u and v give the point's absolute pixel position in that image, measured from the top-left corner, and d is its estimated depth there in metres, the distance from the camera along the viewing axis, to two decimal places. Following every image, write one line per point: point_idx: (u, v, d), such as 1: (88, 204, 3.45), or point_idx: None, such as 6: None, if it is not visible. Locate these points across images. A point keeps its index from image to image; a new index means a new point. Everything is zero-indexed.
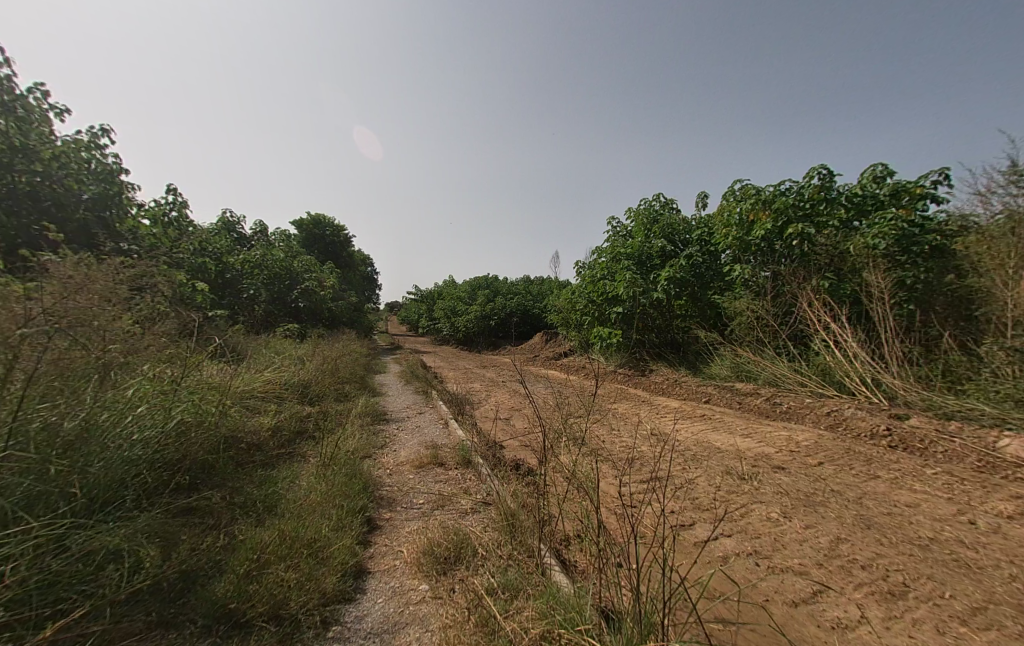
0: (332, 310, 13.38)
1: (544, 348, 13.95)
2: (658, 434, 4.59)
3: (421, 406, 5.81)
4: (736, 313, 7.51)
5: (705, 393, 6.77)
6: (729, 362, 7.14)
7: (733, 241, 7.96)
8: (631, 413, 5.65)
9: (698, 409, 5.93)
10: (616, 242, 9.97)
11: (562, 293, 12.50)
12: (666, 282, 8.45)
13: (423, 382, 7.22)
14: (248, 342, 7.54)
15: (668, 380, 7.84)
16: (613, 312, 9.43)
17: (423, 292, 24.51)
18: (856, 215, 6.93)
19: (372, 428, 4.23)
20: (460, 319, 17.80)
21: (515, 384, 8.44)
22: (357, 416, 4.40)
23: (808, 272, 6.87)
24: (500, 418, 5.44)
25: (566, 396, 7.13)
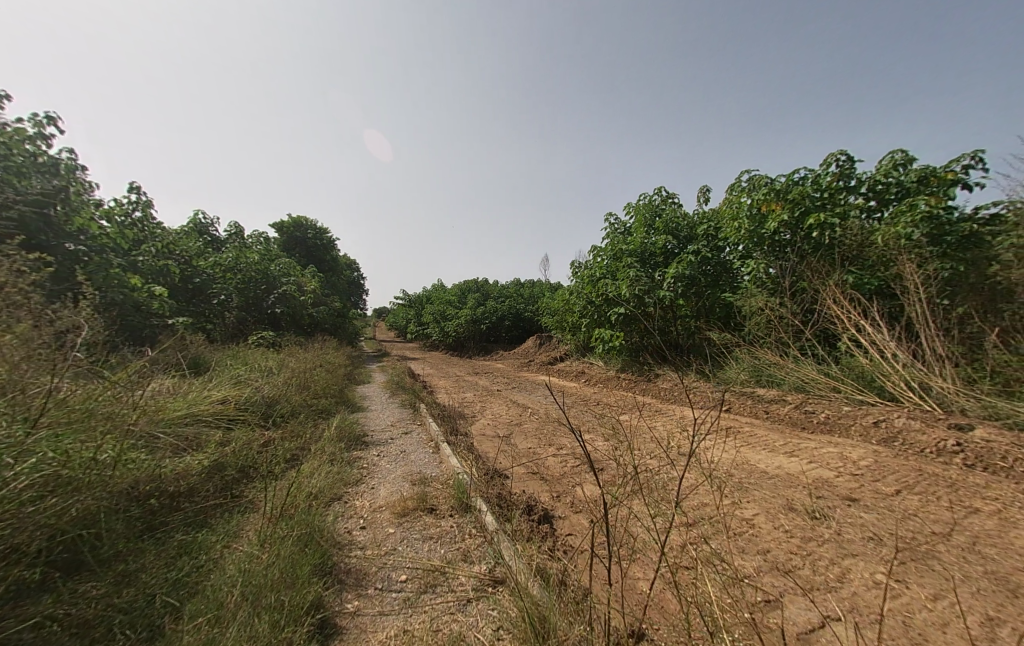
0: (313, 316, 12.52)
1: (539, 352, 13.23)
2: (688, 453, 3.92)
3: (407, 423, 5.03)
4: (752, 312, 6.90)
5: (722, 400, 6.15)
6: (748, 366, 6.52)
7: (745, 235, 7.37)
8: (647, 427, 4.99)
9: (721, 419, 5.29)
10: (616, 239, 9.32)
11: (558, 294, 11.82)
12: (673, 281, 7.83)
13: (410, 393, 6.43)
14: (212, 352, 6.72)
15: (678, 387, 7.20)
16: (615, 313, 8.77)
17: (411, 296, 23.65)
18: (878, 204, 6.41)
19: (345, 457, 3.46)
20: (450, 324, 17.04)
21: (511, 393, 7.74)
22: (328, 442, 3.64)
23: (830, 267, 6.31)
24: (499, 436, 4.72)
25: (569, 406, 6.45)
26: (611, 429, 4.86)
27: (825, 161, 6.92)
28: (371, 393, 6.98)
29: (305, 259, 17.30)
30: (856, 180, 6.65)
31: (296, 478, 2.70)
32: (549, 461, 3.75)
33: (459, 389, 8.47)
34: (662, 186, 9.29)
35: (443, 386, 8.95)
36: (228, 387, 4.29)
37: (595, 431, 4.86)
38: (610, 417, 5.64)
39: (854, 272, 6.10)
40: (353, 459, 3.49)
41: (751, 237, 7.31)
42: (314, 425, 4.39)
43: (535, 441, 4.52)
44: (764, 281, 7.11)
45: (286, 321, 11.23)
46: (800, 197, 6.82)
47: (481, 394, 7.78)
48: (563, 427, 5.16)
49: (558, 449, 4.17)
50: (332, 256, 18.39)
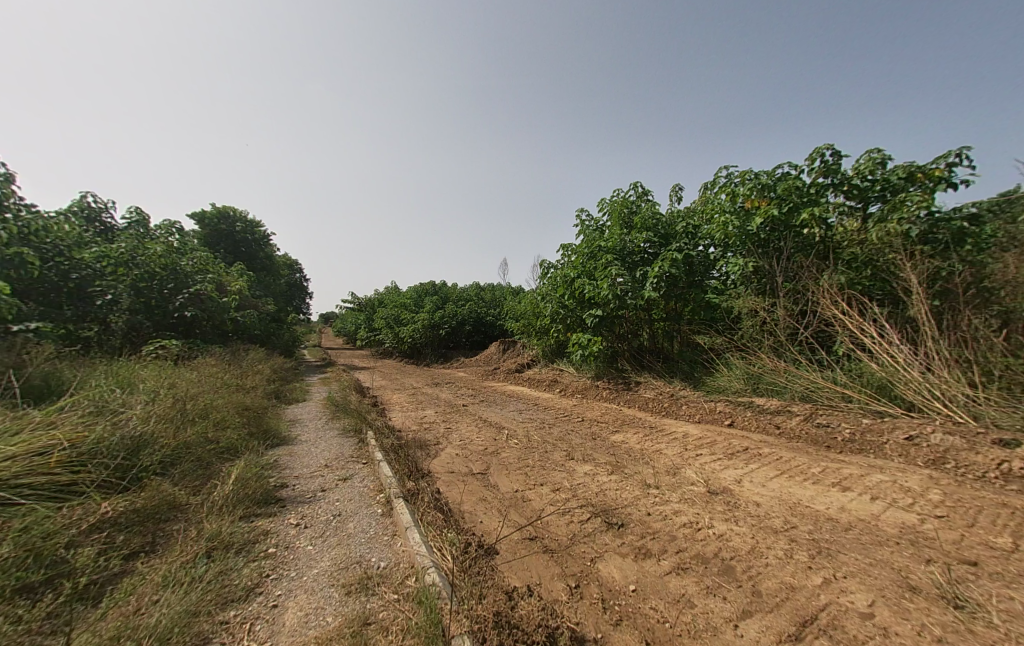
0: (238, 320, 10.64)
1: (503, 359, 12.19)
2: (720, 491, 3.09)
3: (348, 460, 3.73)
4: (741, 314, 6.34)
5: (719, 411, 5.49)
6: (741, 373, 5.90)
7: (730, 232, 6.81)
8: (652, 451, 4.13)
9: (728, 436, 4.55)
10: (590, 236, 8.55)
11: (525, 295, 10.87)
12: (655, 280, 7.15)
13: (355, 414, 5.11)
14: (78, 369, 5.03)
15: (665, 396, 6.50)
16: (590, 316, 7.97)
17: (360, 299, 21.66)
18: (867, 200, 6.09)
19: (236, 541, 2.20)
20: (405, 329, 15.56)
21: (479, 409, 6.66)
22: (212, 515, 2.37)
23: (823, 266, 5.86)
24: (474, 474, 3.62)
25: (550, 424, 5.48)
26: (611, 458, 3.95)
27: (812, 154, 6.51)
28: (304, 416, 5.55)
29: (233, 256, 15.06)
30: (844, 175, 6.27)
31: (112, 629, 1.46)
32: (548, 517, 2.73)
33: (416, 405, 7.20)
34: (637, 181, 8.65)
35: (397, 402, 7.62)
36: (68, 422, 2.86)
37: (592, 461, 3.90)
38: (603, 438, 4.72)
39: (847, 270, 5.67)
40: (250, 543, 2.22)
41: (736, 234, 6.77)
42: (202, 479, 3.02)
43: (520, 479, 3.47)
44: (751, 281, 6.61)
45: (202, 327, 9.35)
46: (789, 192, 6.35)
47: (444, 411, 6.60)
48: (550, 455, 4.17)
49: (555, 493, 3.15)
50: (267, 254, 16.21)
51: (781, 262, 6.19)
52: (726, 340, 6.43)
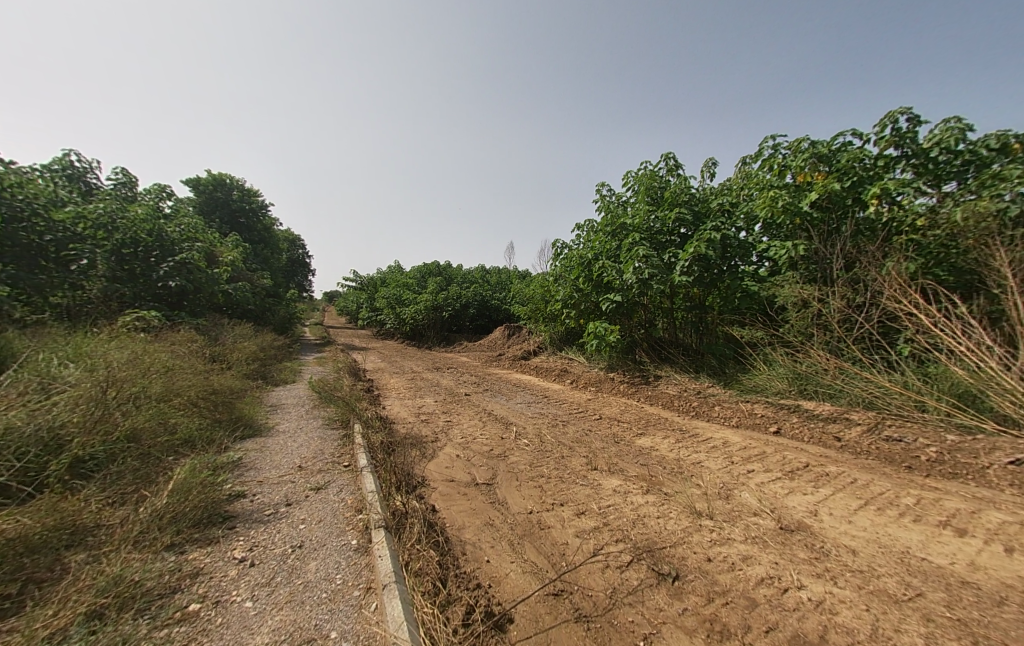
0: (230, 294, 10.03)
1: (508, 345, 11.52)
2: (795, 527, 2.40)
3: (327, 462, 3.08)
4: (787, 305, 5.58)
5: (758, 414, 4.79)
6: (785, 372, 5.17)
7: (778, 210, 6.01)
8: (692, 463, 3.44)
9: (778, 446, 3.86)
10: (613, 213, 7.74)
11: (536, 277, 10.10)
12: (686, 263, 6.36)
13: (344, 402, 4.46)
14: (31, 340, 4.42)
15: (693, 393, 5.79)
16: (607, 301, 7.23)
17: (362, 278, 20.97)
18: (946, 178, 5.26)
19: (140, 599, 1.56)
20: (407, 310, 14.90)
21: (482, 399, 6.01)
22: (120, 558, 1.73)
23: (889, 251, 5.09)
24: (478, 486, 2.95)
25: (564, 421, 4.81)
26: (644, 471, 3.27)
27: (883, 120, 5.61)
28: (287, 401, 4.91)
29: (229, 226, 14.37)
30: (920, 144, 5.39)
31: None
32: (577, 558, 2.07)
33: (413, 392, 6.56)
34: (668, 154, 7.77)
35: (392, 387, 6.99)
36: None
37: (620, 474, 3.22)
38: (628, 442, 4.04)
39: (918, 257, 4.91)
40: (161, 600, 1.59)
41: (785, 211, 5.97)
42: (131, 493, 2.38)
43: (536, 497, 2.80)
44: (798, 266, 5.87)
45: (190, 299, 8.76)
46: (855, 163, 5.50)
47: (445, 400, 5.94)
48: (568, 462, 3.49)
49: (581, 519, 2.48)
50: (265, 226, 15.51)
51: (838, 246, 5.44)
52: (766, 334, 5.69)
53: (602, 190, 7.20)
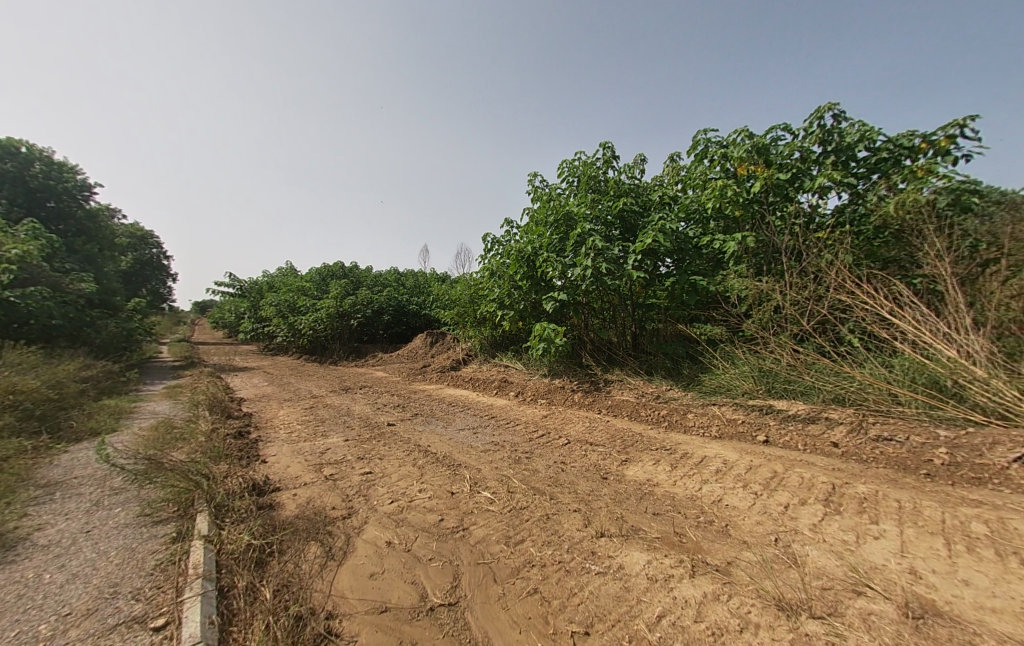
0: (15, 304, 6.92)
1: (431, 354, 10.09)
2: (923, 611, 1.65)
3: (116, 625, 1.53)
4: (741, 299, 5.28)
5: (734, 420, 4.27)
6: (749, 369, 4.80)
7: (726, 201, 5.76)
8: (715, 503, 2.61)
9: (784, 461, 3.26)
10: (550, 203, 6.94)
11: (462, 277, 8.87)
12: (638, 256, 5.79)
13: (187, 466, 2.79)
14: None
15: (656, 399, 5.16)
16: (550, 300, 6.39)
17: (242, 283, 17.30)
18: (869, 175, 5.47)
19: None
20: (304, 319, 12.39)
21: (410, 429, 4.62)
22: None
23: (832, 242, 5.10)
24: (436, 615, 1.69)
25: (527, 453, 3.70)
26: (666, 528, 2.34)
27: (812, 114, 5.63)
28: (83, 474, 2.99)
29: (26, 211, 10.42)
30: (846, 139, 5.49)
31: None
32: None
33: (312, 428, 4.83)
34: (604, 143, 7.28)
35: (281, 423, 5.14)
36: None
37: (639, 540, 2.23)
38: (618, 477, 3.10)
39: (858, 248, 4.95)
40: None
41: (733, 203, 5.74)
42: None
43: (540, 624, 1.64)
44: (744, 259, 5.69)
45: None
46: (799, 153, 5.37)
47: (361, 436, 4.42)
48: (559, 526, 2.40)
49: None
50: (88, 214, 11.68)
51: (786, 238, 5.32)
52: (724, 329, 5.33)
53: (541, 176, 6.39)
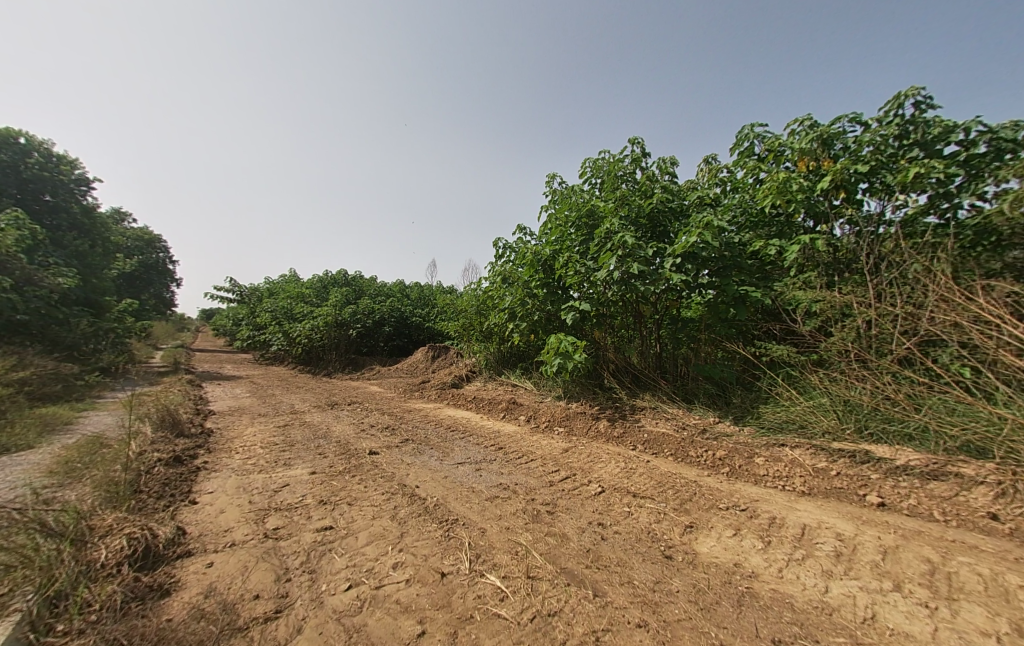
0: None
1: (432, 370, 9.16)
2: None
3: None
4: (810, 314, 4.31)
5: (820, 468, 3.23)
6: (829, 402, 3.79)
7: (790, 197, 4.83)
8: (870, 626, 1.59)
9: (931, 543, 2.22)
10: (572, 199, 6.08)
11: (470, 284, 8.01)
12: (678, 259, 4.87)
13: (48, 524, 1.88)
14: None
15: (703, 435, 4.12)
16: (572, 310, 5.49)
17: (242, 289, 16.65)
18: (963, 170, 4.56)
19: None
20: (299, 327, 11.57)
21: (396, 461, 3.65)
22: None
23: (924, 246, 4.15)
24: None
25: (548, 505, 2.70)
26: None
27: (889, 101, 4.79)
28: None
29: (16, 203, 9.93)
30: (933, 130, 4.63)
31: None
32: None
33: (274, 453, 3.86)
34: (635, 138, 6.51)
35: (241, 445, 4.18)
36: None
37: None
38: (691, 561, 2.08)
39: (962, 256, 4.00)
40: None
41: (798, 198, 4.82)
42: None
43: None
44: (809, 268, 4.76)
45: None
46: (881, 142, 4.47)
47: (332, 469, 3.43)
48: None
49: None
50: (82, 209, 11.22)
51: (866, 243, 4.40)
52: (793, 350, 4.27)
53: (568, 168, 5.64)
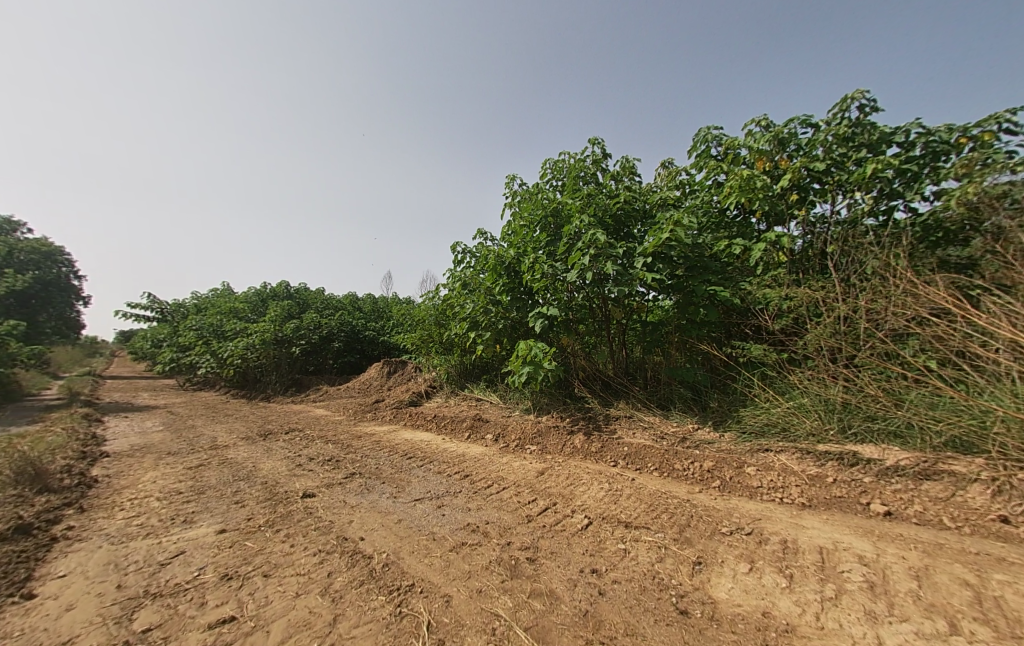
0: None
1: (387, 387, 8.37)
2: None
3: None
4: (784, 311, 4.17)
5: (815, 475, 2.98)
6: (812, 401, 3.60)
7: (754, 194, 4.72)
8: None
9: (961, 562, 1.96)
10: (535, 198, 5.71)
11: (426, 293, 7.39)
12: (648, 257, 4.57)
13: None
14: None
15: (685, 444, 3.81)
16: (539, 317, 5.07)
17: (164, 306, 14.73)
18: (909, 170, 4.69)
19: None
20: (231, 345, 10.24)
21: (337, 504, 2.97)
22: None
23: (887, 239, 4.13)
24: None
25: (528, 550, 2.18)
26: None
27: (837, 104, 4.90)
28: None
29: None
30: (878, 132, 4.76)
31: None
32: None
33: (174, 507, 3.02)
34: (595, 139, 6.27)
35: (132, 497, 3.28)
36: None
37: None
38: (713, 616, 1.65)
39: (917, 252, 4.06)
40: None
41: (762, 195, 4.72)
42: None
43: None
44: (776, 266, 4.69)
45: None
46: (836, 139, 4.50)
47: (249, 523, 2.69)
48: None
49: None
50: None
51: (833, 239, 4.32)
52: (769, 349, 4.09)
53: (533, 171, 5.41)
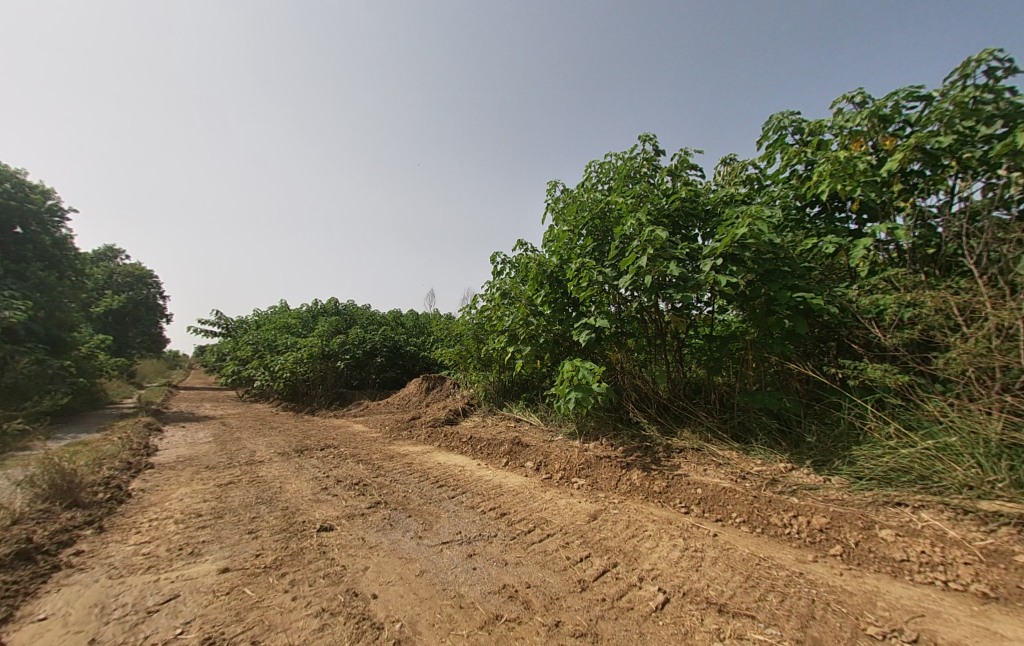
0: None
1: (425, 404, 8.08)
2: None
3: None
4: (907, 322, 3.26)
5: (989, 547, 2.11)
6: (963, 440, 2.69)
7: (854, 180, 3.80)
8: None
9: None
10: (580, 200, 5.18)
11: (465, 306, 7.07)
12: (718, 259, 3.83)
13: None
14: None
15: (779, 489, 3.02)
16: (587, 331, 4.46)
17: (228, 322, 15.75)
18: None
19: None
20: (281, 359, 10.53)
21: (353, 543, 2.55)
22: None
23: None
24: None
25: (585, 640, 1.60)
26: None
27: (955, 70, 3.95)
28: None
29: None
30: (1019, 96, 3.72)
31: None
32: None
33: (186, 535, 2.74)
34: (647, 137, 5.65)
35: (151, 519, 3.06)
36: None
37: None
38: None
39: None
40: None
41: (865, 181, 3.79)
42: None
43: None
44: (886, 267, 3.77)
45: None
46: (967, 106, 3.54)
47: (255, 562, 2.33)
48: None
49: None
50: (54, 240, 10.34)
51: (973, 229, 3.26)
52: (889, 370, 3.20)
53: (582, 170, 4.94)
